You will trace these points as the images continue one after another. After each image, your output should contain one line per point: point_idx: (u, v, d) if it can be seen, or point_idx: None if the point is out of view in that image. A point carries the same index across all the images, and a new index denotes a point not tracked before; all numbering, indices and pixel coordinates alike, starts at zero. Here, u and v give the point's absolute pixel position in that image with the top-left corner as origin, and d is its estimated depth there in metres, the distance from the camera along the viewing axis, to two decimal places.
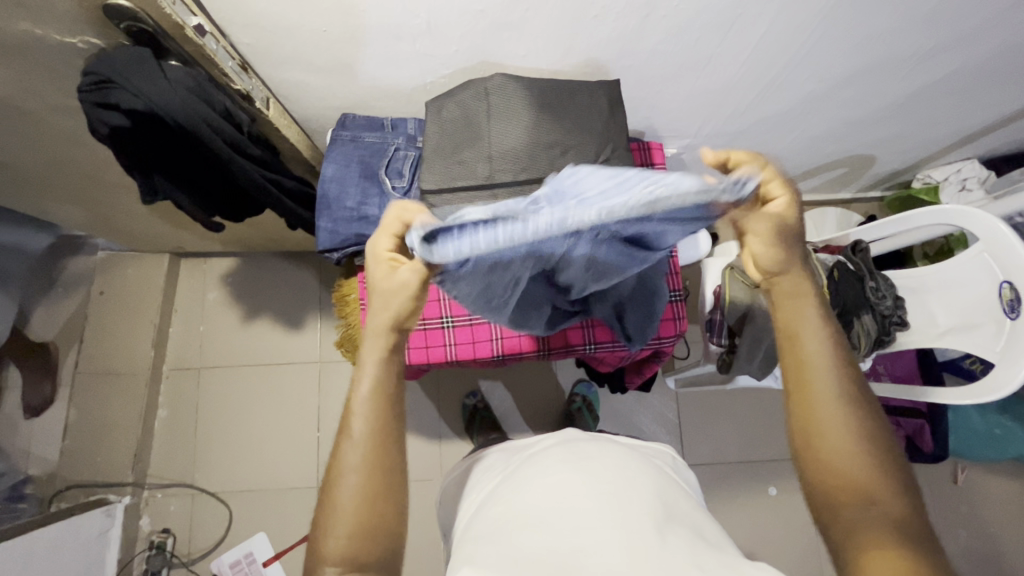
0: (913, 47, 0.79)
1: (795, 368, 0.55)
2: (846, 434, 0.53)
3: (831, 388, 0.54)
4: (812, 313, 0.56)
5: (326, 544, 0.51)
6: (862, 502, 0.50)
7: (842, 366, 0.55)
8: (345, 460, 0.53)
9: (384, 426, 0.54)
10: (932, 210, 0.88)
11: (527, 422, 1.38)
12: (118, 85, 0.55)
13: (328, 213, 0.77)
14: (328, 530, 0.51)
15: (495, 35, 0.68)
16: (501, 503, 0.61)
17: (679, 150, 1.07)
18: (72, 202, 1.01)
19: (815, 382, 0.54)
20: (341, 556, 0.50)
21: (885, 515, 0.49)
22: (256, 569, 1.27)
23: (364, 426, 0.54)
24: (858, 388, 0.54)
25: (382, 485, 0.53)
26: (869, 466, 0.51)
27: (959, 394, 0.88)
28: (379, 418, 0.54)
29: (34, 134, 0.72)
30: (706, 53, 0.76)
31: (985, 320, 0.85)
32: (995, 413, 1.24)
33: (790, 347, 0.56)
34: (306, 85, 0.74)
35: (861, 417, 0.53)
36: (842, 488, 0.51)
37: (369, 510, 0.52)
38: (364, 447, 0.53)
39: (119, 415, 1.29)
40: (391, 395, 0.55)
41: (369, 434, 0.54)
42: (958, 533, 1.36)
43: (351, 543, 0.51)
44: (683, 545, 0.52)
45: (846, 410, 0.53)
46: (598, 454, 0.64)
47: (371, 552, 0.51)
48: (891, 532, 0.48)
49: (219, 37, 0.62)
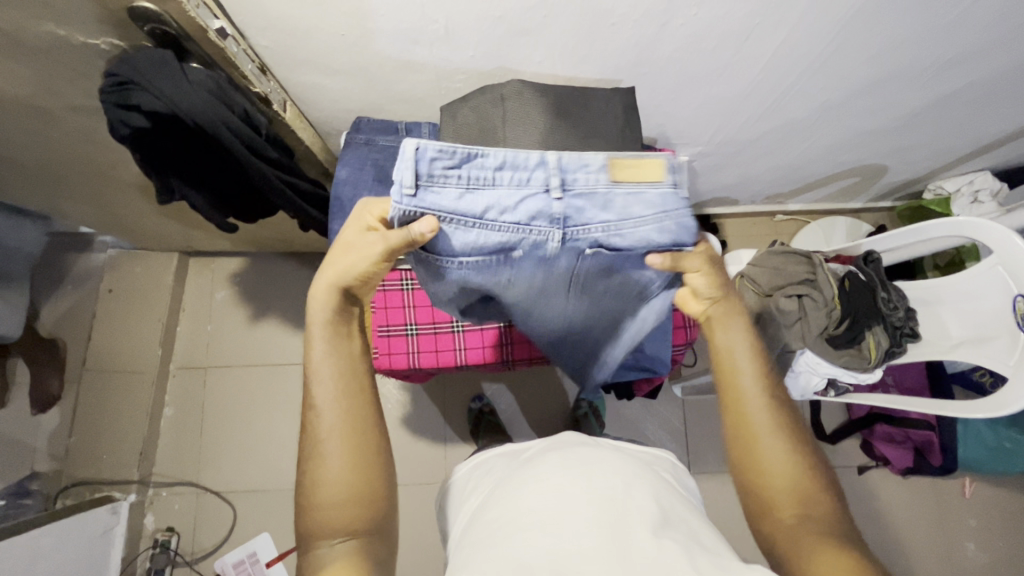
0: (930, 59, 0.79)
1: (731, 397, 0.63)
2: (778, 452, 0.59)
3: (760, 411, 0.61)
4: (740, 331, 0.64)
5: (316, 518, 0.54)
6: (792, 510, 0.56)
7: (771, 393, 0.62)
8: (321, 427, 0.56)
9: (347, 392, 0.57)
10: (945, 222, 0.88)
11: (533, 427, 1.38)
12: (140, 87, 0.55)
13: (342, 216, 0.76)
14: (314, 503, 0.54)
15: (512, 42, 0.68)
16: (499, 507, 0.60)
17: (691, 158, 1.07)
18: (84, 200, 1.01)
19: (749, 405, 0.61)
20: (336, 527, 0.53)
21: (813, 520, 0.55)
22: (260, 570, 1.27)
23: (329, 393, 0.57)
24: (786, 415, 0.61)
25: (361, 450, 0.56)
26: (802, 477, 0.58)
27: (970, 408, 0.87)
28: (344, 385, 0.57)
29: (51, 133, 0.73)
30: (722, 61, 0.76)
31: (998, 333, 0.84)
32: (1004, 426, 1.22)
33: (728, 372, 0.63)
34: (322, 87, 0.74)
35: (789, 429, 0.61)
36: (777, 498, 0.57)
37: (356, 469, 0.55)
38: (335, 413, 0.56)
39: (126, 412, 1.30)
40: (356, 363, 0.59)
41: (334, 404, 0.57)
42: (966, 546, 1.35)
43: (341, 511, 0.54)
44: (679, 551, 0.52)
45: (777, 433, 0.60)
46: (594, 457, 0.63)
47: (365, 519, 0.54)
48: (822, 532, 0.54)
49: (239, 40, 0.63)
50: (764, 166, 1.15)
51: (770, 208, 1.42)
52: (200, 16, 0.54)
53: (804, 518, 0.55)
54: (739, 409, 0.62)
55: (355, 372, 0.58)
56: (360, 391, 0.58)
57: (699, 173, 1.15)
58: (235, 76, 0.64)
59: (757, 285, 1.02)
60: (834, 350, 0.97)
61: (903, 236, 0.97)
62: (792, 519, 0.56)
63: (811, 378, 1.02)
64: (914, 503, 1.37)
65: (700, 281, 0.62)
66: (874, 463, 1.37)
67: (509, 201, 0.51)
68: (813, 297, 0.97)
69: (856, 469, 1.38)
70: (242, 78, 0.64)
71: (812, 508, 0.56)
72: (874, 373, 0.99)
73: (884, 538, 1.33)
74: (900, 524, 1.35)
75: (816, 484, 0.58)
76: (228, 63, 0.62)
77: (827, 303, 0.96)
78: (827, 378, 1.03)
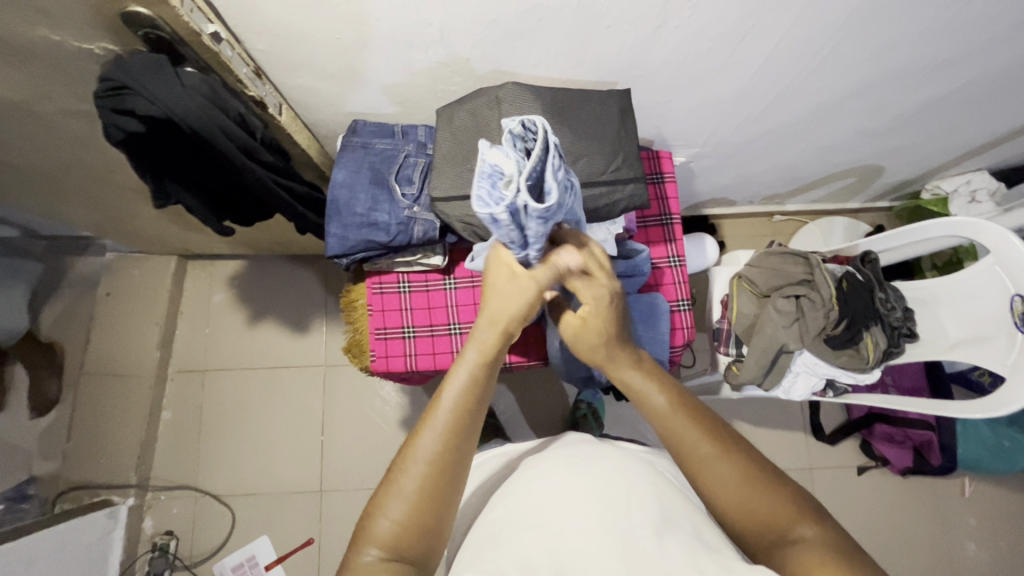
0: (925, 60, 0.79)
1: (660, 418, 0.58)
2: (732, 472, 0.53)
3: (695, 434, 0.56)
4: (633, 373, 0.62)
5: (377, 524, 0.49)
6: (790, 538, 0.48)
7: (696, 413, 0.57)
8: (421, 442, 0.52)
9: (459, 422, 0.53)
10: (942, 223, 0.88)
11: (532, 429, 1.38)
12: (134, 92, 0.55)
13: (338, 220, 0.76)
14: (384, 516, 0.49)
15: (507, 44, 0.68)
16: (502, 508, 0.60)
17: (688, 159, 1.07)
18: (82, 204, 1.01)
19: (684, 433, 0.56)
20: (390, 543, 0.48)
21: (811, 542, 0.47)
22: (259, 573, 1.27)
23: (442, 418, 0.53)
24: (718, 433, 0.56)
25: (445, 488, 0.51)
26: (773, 496, 0.51)
27: (969, 408, 0.87)
28: (458, 414, 0.53)
29: (47, 138, 0.73)
30: (718, 62, 0.76)
31: (996, 332, 0.84)
32: (1005, 425, 1.22)
33: (642, 399, 0.60)
34: (318, 91, 0.74)
35: (731, 450, 0.54)
36: (764, 528, 0.50)
37: (431, 496, 0.50)
38: (437, 438, 0.52)
39: (125, 416, 1.30)
40: (474, 393, 0.55)
41: (443, 430, 0.52)
42: (967, 545, 1.35)
43: (407, 532, 0.48)
44: (683, 548, 0.51)
45: (728, 453, 0.54)
46: (595, 456, 0.65)
47: (420, 552, 0.48)
48: (827, 554, 0.45)
49: (234, 44, 0.63)
50: (761, 167, 1.15)
51: (768, 209, 1.42)
52: (194, 21, 0.54)
53: (800, 541, 0.48)
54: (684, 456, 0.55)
55: (475, 408, 0.54)
56: (473, 429, 0.53)
57: (696, 175, 1.15)
58: (230, 80, 0.63)
59: (755, 286, 1.02)
60: (833, 351, 0.97)
61: (900, 237, 0.97)
62: (797, 546, 0.47)
63: (809, 380, 1.01)
64: (914, 503, 1.36)
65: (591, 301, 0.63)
66: (873, 463, 1.37)
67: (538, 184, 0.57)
68: (810, 297, 0.97)
69: (856, 470, 1.38)
70: (237, 82, 0.64)
71: (797, 528, 0.49)
72: (873, 374, 0.99)
73: (884, 538, 1.33)
74: (900, 524, 1.35)
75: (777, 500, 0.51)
76: (223, 68, 0.62)
77: (825, 303, 0.96)
78: (826, 379, 1.02)
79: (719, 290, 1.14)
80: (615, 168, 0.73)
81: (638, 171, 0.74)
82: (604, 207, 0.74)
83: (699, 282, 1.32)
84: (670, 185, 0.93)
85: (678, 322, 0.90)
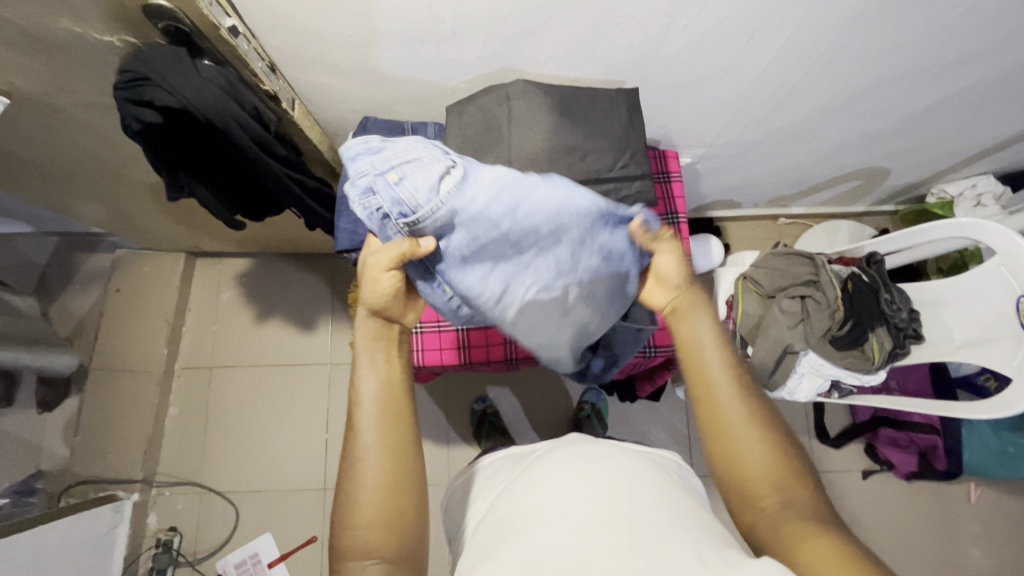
0: (931, 61, 0.79)
1: (694, 372, 0.63)
2: (746, 430, 0.59)
3: (728, 393, 0.61)
4: (705, 326, 0.65)
5: (350, 539, 0.54)
6: (779, 499, 0.55)
7: (738, 375, 0.62)
8: (359, 451, 0.57)
9: (389, 418, 0.59)
10: (947, 223, 0.88)
11: (535, 429, 1.39)
12: (153, 82, 0.55)
13: (348, 213, 0.77)
14: (348, 525, 0.55)
15: (517, 42, 0.69)
16: (508, 508, 0.61)
17: (694, 159, 1.08)
18: (95, 200, 1.03)
19: (718, 392, 0.61)
20: (366, 550, 0.53)
21: (799, 505, 0.54)
22: (262, 570, 1.27)
23: (371, 416, 0.59)
24: (756, 399, 0.61)
25: (399, 472, 0.57)
26: (778, 459, 0.57)
27: (972, 408, 0.87)
28: (387, 412, 0.59)
29: (64, 131, 0.74)
30: (726, 62, 0.77)
31: (1002, 333, 0.84)
32: (1008, 431, 1.20)
33: (692, 357, 0.64)
34: (329, 87, 0.75)
35: (762, 418, 0.60)
36: (758, 488, 0.56)
37: (388, 493, 0.56)
38: (375, 435, 0.58)
39: (131, 411, 1.31)
40: (395, 388, 0.61)
41: (375, 428, 0.58)
42: (972, 551, 1.34)
43: (370, 534, 0.54)
44: (686, 545, 0.51)
45: (750, 420, 0.59)
46: (598, 455, 0.64)
47: (394, 543, 0.54)
48: (806, 515, 0.53)
49: (250, 39, 0.64)
50: (766, 169, 1.15)
51: (772, 212, 1.43)
52: (212, 13, 0.56)
53: (790, 504, 0.54)
54: (712, 408, 0.61)
55: (398, 398, 0.60)
56: (402, 415, 0.60)
57: (701, 176, 1.16)
58: (245, 73, 0.65)
59: (760, 287, 1.03)
60: (838, 351, 0.96)
61: (905, 237, 0.97)
62: (777, 508, 0.54)
63: (815, 380, 1.01)
64: (919, 509, 1.36)
65: (670, 270, 0.65)
66: (878, 467, 1.36)
67: (465, 193, 0.52)
68: (816, 298, 0.97)
69: (861, 474, 1.37)
70: (251, 75, 0.66)
71: (791, 491, 0.55)
72: (878, 376, 0.99)
73: (889, 543, 1.32)
74: (904, 529, 1.34)
75: (794, 474, 0.57)
76: (239, 61, 0.63)
77: (830, 304, 0.96)
78: (831, 380, 1.02)
79: (724, 291, 1.15)
80: (623, 164, 0.74)
81: (645, 168, 0.75)
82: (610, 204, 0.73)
83: (704, 283, 1.33)
84: (676, 184, 0.94)
85: None
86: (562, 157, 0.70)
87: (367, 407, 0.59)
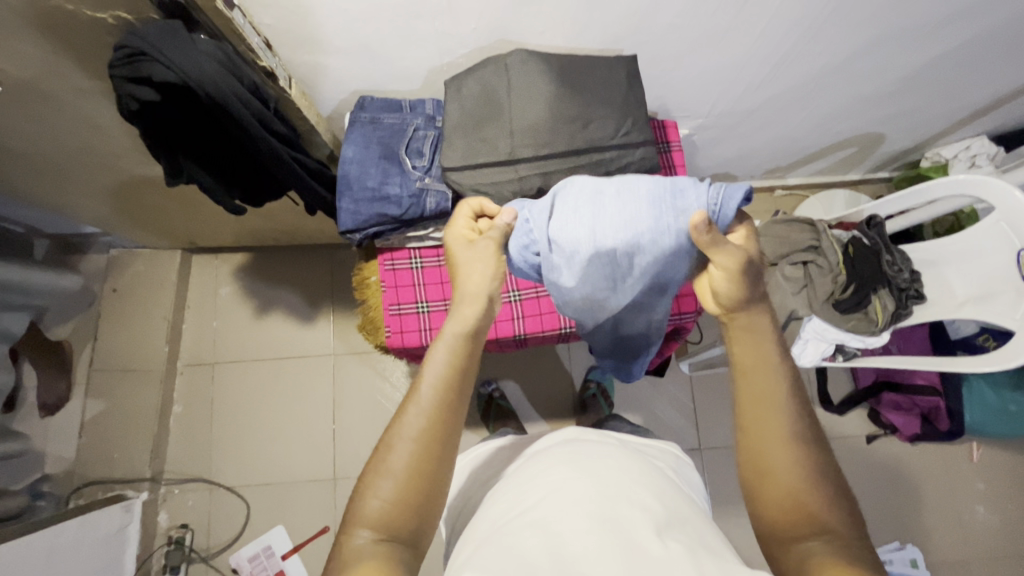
0: (926, 17, 0.79)
1: (751, 401, 0.58)
2: (791, 466, 0.55)
3: (784, 428, 0.56)
4: (770, 348, 0.59)
5: (368, 506, 0.51)
6: (818, 537, 0.51)
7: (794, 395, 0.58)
8: (405, 424, 0.54)
9: (449, 407, 0.54)
10: (946, 181, 0.89)
11: (543, 410, 1.39)
12: (149, 57, 0.54)
13: (349, 194, 0.76)
14: (370, 493, 0.52)
15: (514, 11, 0.68)
16: (506, 503, 0.61)
17: (692, 131, 1.07)
18: (87, 197, 1.01)
19: (774, 406, 0.57)
20: (380, 522, 0.50)
21: (838, 546, 0.50)
22: (275, 563, 1.27)
23: (430, 396, 0.54)
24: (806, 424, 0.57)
25: (433, 463, 0.53)
26: (816, 497, 0.53)
27: (975, 362, 0.88)
28: (448, 398, 0.55)
29: (55, 120, 0.73)
30: (724, 25, 0.76)
31: (1003, 288, 0.85)
32: (1009, 389, 1.22)
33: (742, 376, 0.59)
34: (325, 67, 0.74)
35: (810, 445, 0.56)
36: (796, 525, 0.52)
37: (417, 480, 0.52)
38: (425, 418, 0.54)
39: (136, 411, 1.30)
40: (462, 376, 0.56)
41: (429, 411, 0.54)
42: (976, 509, 1.36)
43: (391, 511, 0.51)
44: (683, 553, 0.50)
45: (794, 440, 0.56)
46: (598, 453, 0.65)
47: (409, 528, 0.51)
48: (840, 557, 0.49)
49: (244, 13, 0.62)
50: (763, 138, 1.15)
51: (769, 183, 1.43)
52: None
53: (828, 543, 0.50)
54: (751, 418, 0.57)
55: (461, 387, 0.56)
56: (461, 404, 0.56)
57: (699, 147, 1.16)
58: (242, 49, 0.63)
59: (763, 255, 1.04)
60: (842, 315, 0.98)
61: (905, 199, 0.97)
62: (814, 545, 0.51)
63: (819, 345, 1.01)
64: (923, 471, 1.38)
65: (719, 280, 0.58)
66: (882, 432, 1.37)
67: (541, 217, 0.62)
68: (818, 263, 1.00)
69: (865, 439, 1.39)
70: (249, 51, 0.63)
71: (828, 531, 0.51)
72: (882, 338, 0.99)
73: (894, 505, 1.35)
74: (909, 491, 1.36)
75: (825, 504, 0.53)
76: (235, 35, 0.61)
77: (832, 269, 0.99)
78: (836, 345, 1.02)
79: None
80: (625, 132, 0.73)
81: (647, 134, 0.74)
82: (615, 172, 0.73)
83: None
84: (677, 153, 0.92)
85: (686, 289, 0.90)
86: (562, 127, 0.71)
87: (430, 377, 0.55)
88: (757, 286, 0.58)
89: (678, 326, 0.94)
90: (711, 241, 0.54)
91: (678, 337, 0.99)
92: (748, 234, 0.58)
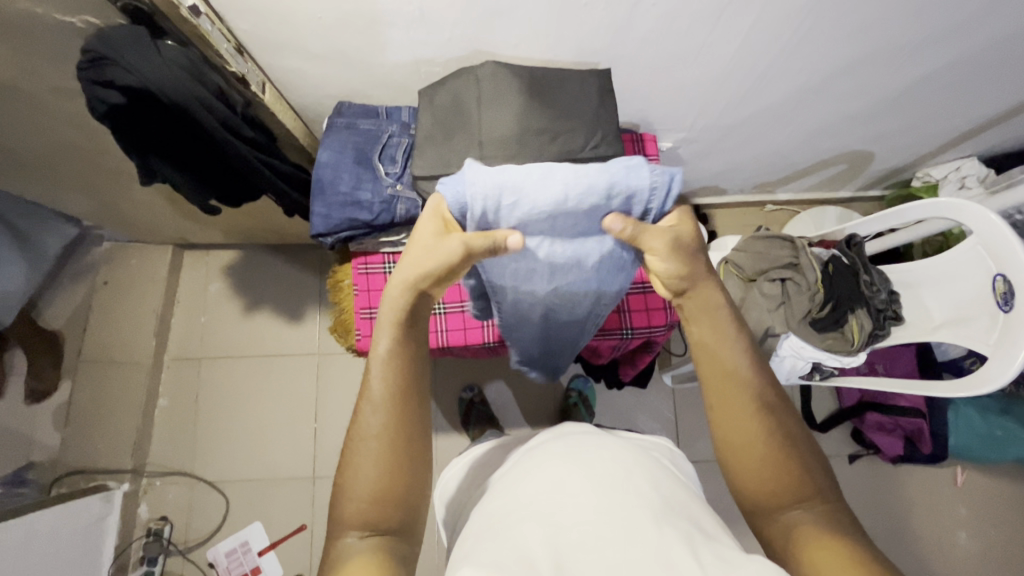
0: (905, 38, 0.79)
1: (717, 378, 0.58)
2: (770, 439, 0.55)
3: (749, 402, 0.57)
4: (723, 318, 0.59)
5: (346, 507, 0.51)
6: (800, 506, 0.53)
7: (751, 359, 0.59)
8: (367, 425, 0.53)
9: (403, 395, 0.54)
10: (925, 204, 0.88)
11: (524, 417, 1.39)
12: (112, 61, 0.57)
13: (322, 198, 0.77)
14: (348, 494, 0.52)
15: (486, 25, 0.69)
16: (500, 498, 0.60)
17: (675, 144, 1.08)
18: (77, 191, 1.03)
19: (738, 380, 0.58)
20: (362, 519, 0.51)
21: (822, 513, 0.52)
22: (251, 559, 1.28)
23: (382, 390, 0.54)
24: (766, 387, 0.58)
25: (400, 453, 0.53)
26: (799, 466, 0.55)
27: (952, 388, 0.86)
28: (397, 385, 0.55)
29: (40, 115, 0.75)
30: (697, 42, 0.77)
31: (978, 313, 0.84)
32: (997, 415, 1.23)
33: (704, 355, 0.59)
34: (302, 72, 0.75)
35: (780, 413, 0.57)
36: (779, 497, 0.54)
37: (387, 476, 0.52)
38: (383, 416, 0.53)
39: (120, 402, 1.31)
40: (409, 362, 0.56)
41: (384, 404, 0.54)
42: (958, 534, 1.34)
43: (370, 508, 0.51)
44: (679, 537, 0.51)
45: (761, 406, 0.56)
46: (592, 444, 0.65)
47: (391, 518, 0.52)
48: (824, 526, 0.51)
49: (215, 20, 0.63)
50: (749, 153, 1.15)
51: (759, 198, 1.42)
52: None
53: (809, 510, 0.52)
54: (724, 390, 0.58)
55: (414, 379, 0.55)
56: (410, 386, 0.55)
57: (684, 161, 1.16)
58: (211, 55, 0.62)
59: (742, 270, 1.03)
60: (818, 333, 0.98)
61: (885, 219, 0.96)
62: (797, 515, 0.53)
63: (796, 363, 1.01)
64: (905, 493, 1.36)
65: (659, 262, 0.57)
66: (865, 452, 1.37)
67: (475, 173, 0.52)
68: (796, 281, 1.00)
69: (847, 458, 1.38)
70: (218, 58, 0.62)
71: (809, 497, 0.53)
72: (857, 358, 0.99)
73: (876, 527, 1.33)
74: (892, 514, 1.35)
75: (807, 471, 0.54)
76: (203, 42, 0.59)
77: (809, 287, 0.99)
78: (813, 363, 1.02)
79: None
80: (594, 145, 0.73)
81: (617, 149, 0.74)
82: None
83: None
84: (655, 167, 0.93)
85: (659, 303, 0.90)
86: (531, 140, 0.71)
87: (376, 372, 0.55)
88: (701, 257, 0.58)
89: (650, 338, 0.95)
90: (636, 229, 0.54)
91: (651, 350, 0.99)
92: (682, 215, 0.58)
